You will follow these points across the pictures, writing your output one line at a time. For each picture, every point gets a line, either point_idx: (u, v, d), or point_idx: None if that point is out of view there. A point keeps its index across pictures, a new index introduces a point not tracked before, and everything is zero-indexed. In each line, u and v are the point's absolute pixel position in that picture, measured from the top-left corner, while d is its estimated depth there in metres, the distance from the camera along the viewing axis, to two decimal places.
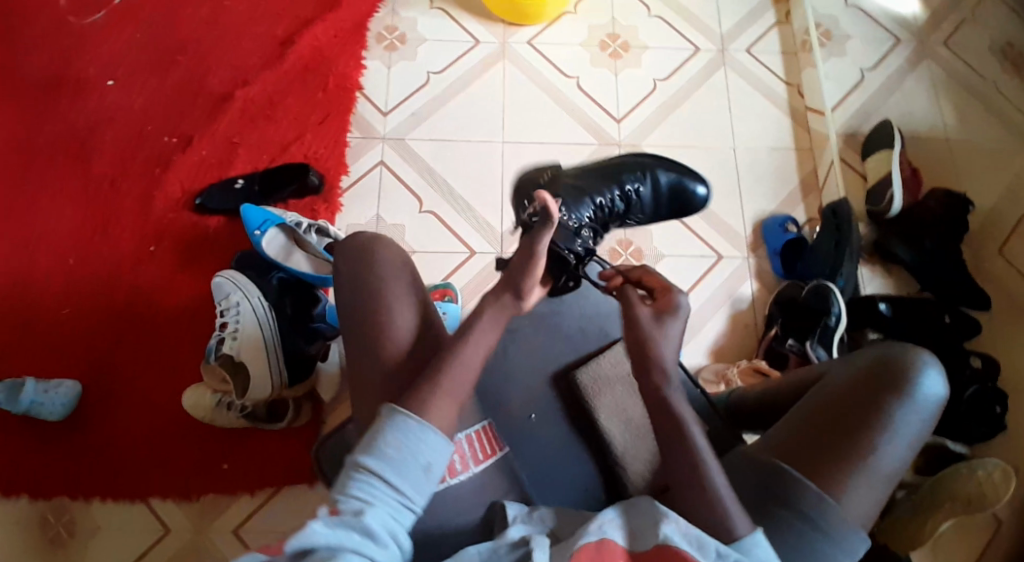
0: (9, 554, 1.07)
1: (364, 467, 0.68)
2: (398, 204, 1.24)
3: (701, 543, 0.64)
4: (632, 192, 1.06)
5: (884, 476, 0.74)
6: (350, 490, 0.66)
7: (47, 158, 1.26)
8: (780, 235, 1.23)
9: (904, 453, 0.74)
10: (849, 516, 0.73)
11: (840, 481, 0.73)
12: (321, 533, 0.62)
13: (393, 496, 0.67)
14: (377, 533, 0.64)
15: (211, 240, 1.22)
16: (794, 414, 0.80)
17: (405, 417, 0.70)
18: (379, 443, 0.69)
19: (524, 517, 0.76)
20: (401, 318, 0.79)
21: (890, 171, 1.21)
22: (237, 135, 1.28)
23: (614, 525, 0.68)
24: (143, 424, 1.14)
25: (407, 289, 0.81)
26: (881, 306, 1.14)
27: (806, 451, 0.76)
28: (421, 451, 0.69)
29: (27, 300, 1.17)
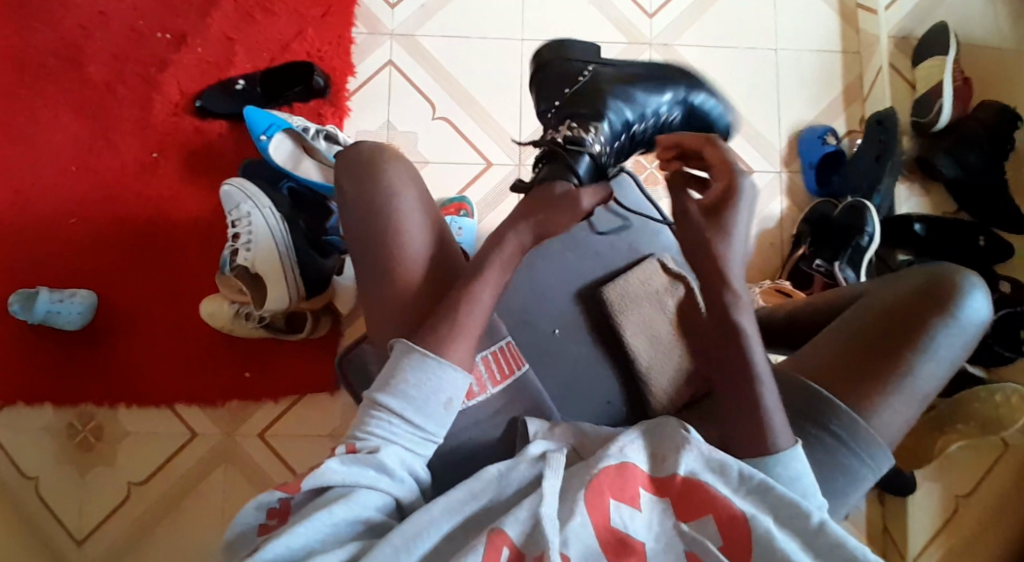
0: (42, 458, 1.11)
1: (384, 404, 0.67)
2: (410, 110, 1.16)
3: (721, 468, 0.65)
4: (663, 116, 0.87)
5: (920, 395, 0.80)
6: (370, 427, 0.66)
7: (33, 53, 1.16)
8: (819, 147, 1.15)
9: (940, 374, 0.80)
10: (880, 432, 0.79)
11: (876, 401, 0.79)
12: (336, 471, 0.63)
13: (414, 432, 0.67)
14: (392, 469, 0.65)
15: (215, 147, 1.15)
16: (832, 336, 0.84)
17: (417, 354, 0.68)
18: (398, 380, 0.67)
19: (545, 433, 0.76)
20: (415, 246, 0.75)
21: (941, 79, 1.11)
22: (234, 30, 1.17)
23: (635, 448, 0.67)
24: (160, 336, 1.13)
25: (425, 220, 0.77)
26: (916, 226, 1.10)
27: (844, 371, 0.80)
28: (442, 387, 0.68)
29: (30, 209, 1.13)
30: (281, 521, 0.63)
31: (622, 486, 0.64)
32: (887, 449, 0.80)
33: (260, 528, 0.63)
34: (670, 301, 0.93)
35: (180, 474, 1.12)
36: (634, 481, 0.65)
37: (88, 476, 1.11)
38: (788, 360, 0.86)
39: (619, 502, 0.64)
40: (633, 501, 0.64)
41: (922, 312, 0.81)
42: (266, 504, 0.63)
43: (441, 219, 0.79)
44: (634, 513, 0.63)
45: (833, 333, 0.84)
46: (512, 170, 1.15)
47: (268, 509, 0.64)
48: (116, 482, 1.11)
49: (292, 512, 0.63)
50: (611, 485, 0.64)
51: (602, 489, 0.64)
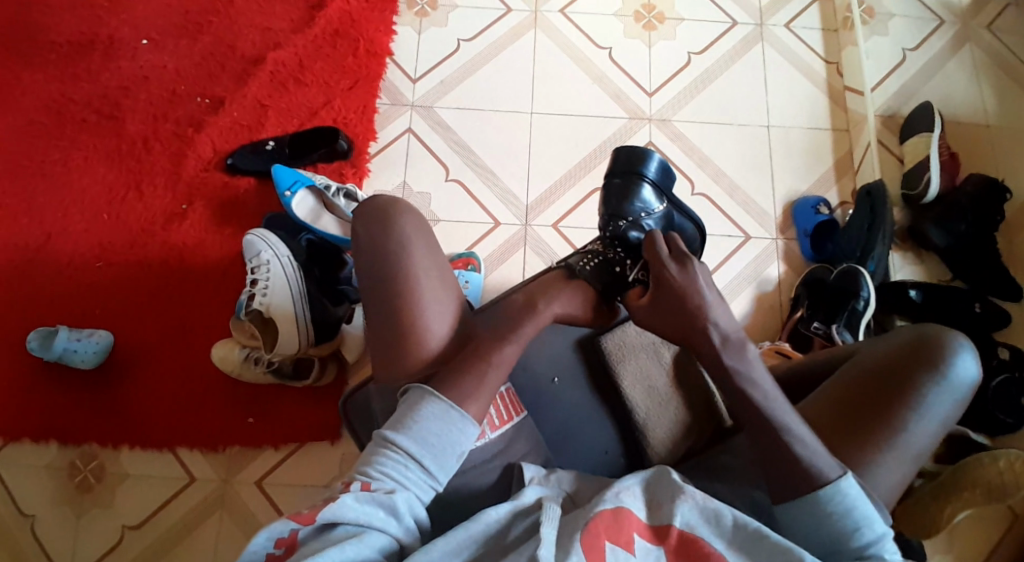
0: (41, 496, 1.11)
1: (400, 447, 0.70)
2: (425, 172, 1.24)
3: (717, 518, 0.69)
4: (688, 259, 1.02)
5: (914, 451, 0.80)
6: (384, 469, 0.69)
7: (83, 115, 1.27)
8: (812, 216, 1.21)
9: (933, 430, 0.80)
10: (875, 490, 0.78)
11: (871, 457, 0.78)
12: (351, 508, 0.64)
13: (425, 480, 0.70)
14: (403, 514, 0.66)
15: (240, 201, 1.23)
16: (825, 395, 0.84)
17: (442, 406, 0.72)
18: (417, 427, 0.71)
19: (541, 479, 0.77)
20: (428, 295, 0.79)
21: (928, 154, 1.18)
22: (268, 98, 1.28)
23: (629, 494, 0.71)
24: (170, 378, 1.16)
25: (437, 279, 0.81)
26: (912, 293, 1.13)
27: (837, 429, 0.81)
28: (457, 440, 0.72)
29: (61, 253, 1.20)
30: (285, 554, 0.61)
31: (618, 530, 0.67)
32: (885, 507, 0.79)
33: (266, 557, 0.61)
34: (666, 354, 0.93)
35: (174, 519, 1.11)
36: (628, 525, 0.68)
37: (83, 519, 1.10)
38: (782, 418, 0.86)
39: (615, 546, 0.66)
40: (628, 545, 0.66)
41: (913, 369, 0.81)
42: (277, 533, 0.61)
43: (449, 278, 0.83)
44: (629, 556, 0.66)
45: (826, 392, 0.84)
46: (518, 229, 1.21)
47: (278, 538, 0.62)
48: (110, 525, 1.10)
49: (299, 546, 0.61)
50: (606, 529, 0.67)
51: (598, 533, 0.66)
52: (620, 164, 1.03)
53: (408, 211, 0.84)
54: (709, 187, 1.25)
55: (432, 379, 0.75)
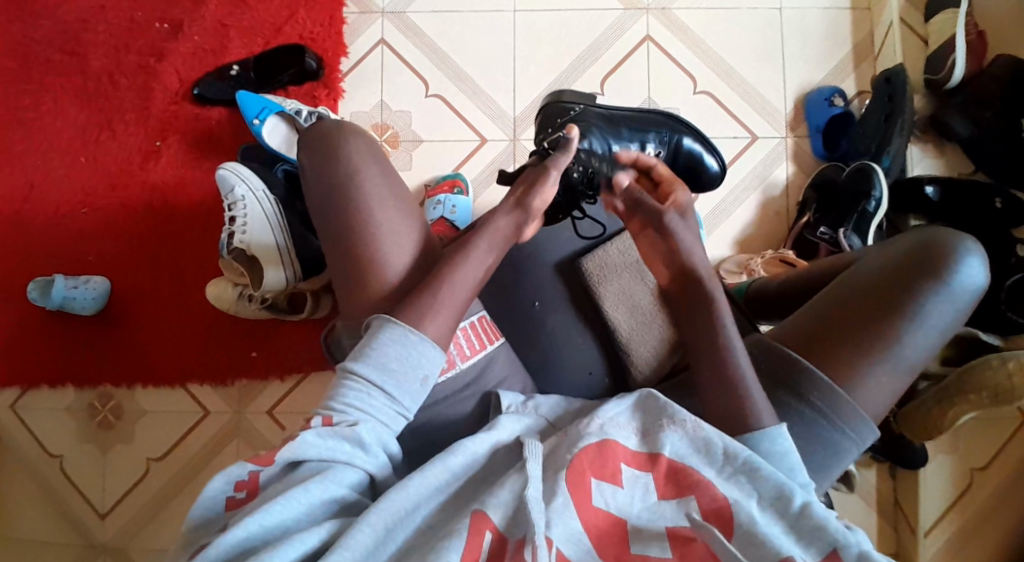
0: (68, 435, 1.16)
1: (360, 375, 0.69)
2: (404, 89, 1.16)
3: (707, 447, 0.69)
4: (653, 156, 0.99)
5: (909, 362, 0.76)
6: (347, 400, 0.69)
7: (42, 50, 1.20)
8: (825, 109, 1.12)
9: (930, 340, 0.76)
10: (863, 405, 0.76)
11: (858, 369, 0.76)
12: (313, 446, 0.65)
13: (389, 405, 0.69)
14: (369, 445, 0.67)
15: (216, 134, 1.17)
16: (818, 304, 0.81)
17: (400, 330, 0.71)
18: (375, 352, 0.70)
19: (518, 406, 0.77)
20: (385, 229, 0.76)
21: (954, 33, 1.05)
22: (230, 18, 1.19)
23: (615, 425, 0.71)
24: (172, 319, 1.17)
25: (390, 202, 0.77)
26: (928, 189, 1.06)
27: (827, 341, 0.78)
28: (419, 362, 0.71)
29: (45, 199, 1.18)
30: (250, 494, 0.64)
31: (603, 463, 0.68)
32: (873, 423, 0.78)
33: (229, 501, 0.64)
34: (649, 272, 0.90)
35: (192, 453, 1.16)
36: (614, 457, 0.68)
37: (106, 455, 1.16)
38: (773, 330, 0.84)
39: (601, 481, 0.67)
40: (614, 477, 0.67)
41: (912, 279, 0.77)
42: (236, 477, 0.65)
43: (410, 202, 0.79)
44: (617, 489, 0.67)
45: (819, 301, 0.81)
46: (507, 145, 1.14)
47: (238, 482, 0.65)
48: (135, 458, 1.16)
49: (262, 489, 0.65)
50: (590, 465, 0.67)
51: (584, 469, 0.67)
52: (548, 117, 0.98)
53: (361, 138, 0.80)
54: (712, 84, 1.15)
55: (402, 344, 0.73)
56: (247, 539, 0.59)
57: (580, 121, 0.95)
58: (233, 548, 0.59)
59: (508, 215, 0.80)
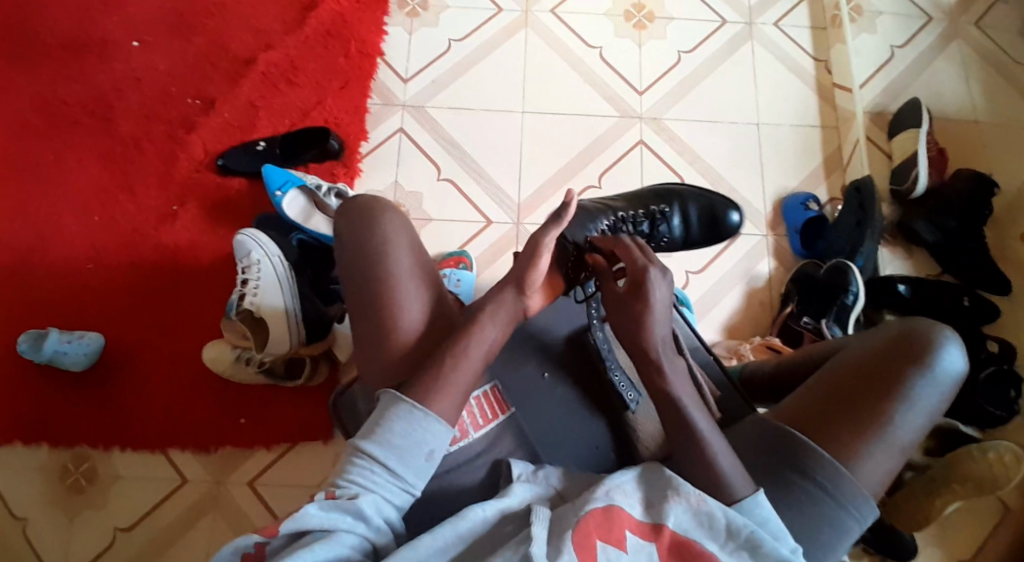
0: (34, 497, 1.10)
1: (365, 452, 0.69)
2: (417, 172, 1.25)
3: (710, 519, 0.67)
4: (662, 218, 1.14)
5: (902, 444, 0.78)
6: (350, 475, 0.68)
7: (74, 115, 1.27)
8: (802, 212, 1.22)
9: (920, 423, 0.78)
10: (864, 485, 0.76)
11: (856, 449, 0.77)
12: (315, 515, 0.64)
13: (393, 482, 0.69)
14: (371, 517, 0.66)
15: (232, 202, 1.23)
16: (815, 387, 0.82)
17: (405, 407, 0.71)
18: (382, 429, 0.70)
19: (529, 476, 0.76)
20: (411, 306, 0.79)
21: (916, 149, 1.19)
22: (259, 100, 1.28)
23: (621, 492, 0.69)
24: (162, 379, 1.15)
25: (417, 272, 0.81)
26: (900, 287, 1.14)
27: (826, 423, 0.79)
28: (424, 439, 0.71)
29: (52, 253, 1.19)
30: None
31: (609, 527, 0.65)
32: (872, 499, 0.77)
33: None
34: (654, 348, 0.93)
35: (165, 522, 1.10)
36: (620, 523, 0.66)
37: (71, 520, 1.10)
38: (771, 411, 0.84)
39: (607, 544, 0.64)
40: (620, 542, 0.64)
41: (899, 364, 0.80)
42: (242, 548, 0.65)
43: (433, 273, 0.83)
44: (621, 554, 0.64)
45: (815, 384, 0.83)
46: (510, 228, 1.21)
47: (244, 553, 0.65)
48: (101, 527, 1.09)
49: (267, 558, 0.64)
50: (597, 528, 0.65)
51: (590, 531, 0.64)
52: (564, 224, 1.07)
53: (394, 213, 0.85)
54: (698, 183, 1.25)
55: (414, 378, 0.73)
56: None
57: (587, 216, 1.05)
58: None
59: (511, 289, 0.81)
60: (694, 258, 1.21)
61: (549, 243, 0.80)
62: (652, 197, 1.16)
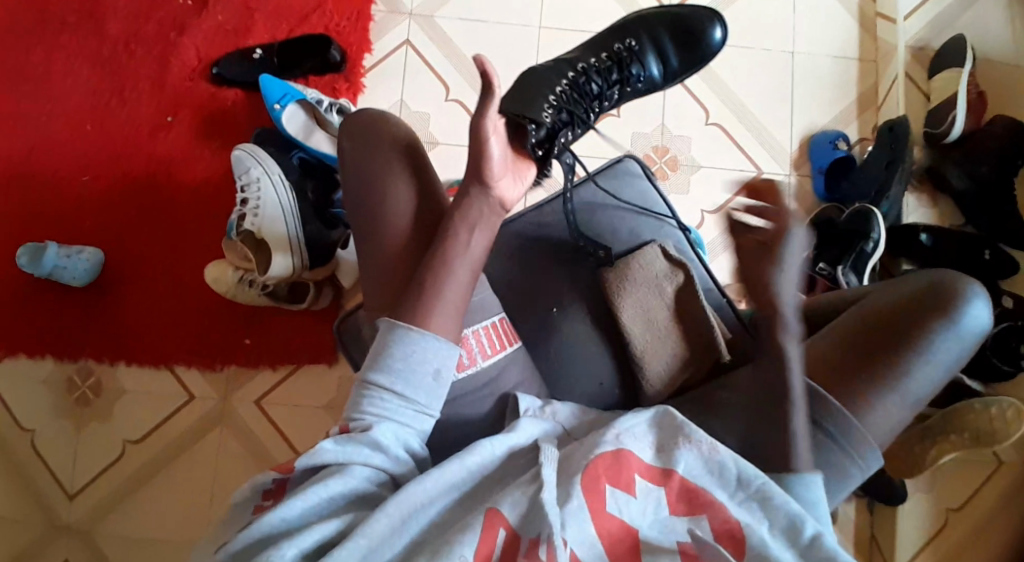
0: (43, 409, 1.12)
1: (374, 383, 0.69)
2: (424, 90, 1.18)
3: (721, 469, 0.66)
4: (628, 61, 0.95)
5: (915, 397, 0.77)
6: (363, 407, 0.68)
7: (58, 11, 1.18)
8: (829, 152, 1.16)
9: (937, 377, 0.77)
10: (874, 435, 0.76)
11: (870, 400, 0.76)
12: (330, 450, 0.65)
13: (405, 406, 0.68)
14: (387, 446, 0.66)
15: (231, 115, 1.16)
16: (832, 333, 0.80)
17: (403, 331, 0.70)
18: (383, 356, 0.69)
19: (536, 410, 0.75)
20: (400, 201, 0.78)
21: (957, 92, 1.11)
22: (256, 3, 1.19)
23: (631, 436, 0.68)
24: (164, 297, 1.14)
25: (414, 188, 0.79)
26: (921, 236, 1.10)
27: (841, 371, 0.77)
28: (426, 358, 0.70)
29: (45, 163, 1.15)
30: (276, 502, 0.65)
31: (618, 470, 0.65)
32: (878, 450, 0.77)
33: (255, 508, 0.65)
34: (668, 288, 0.88)
35: (173, 436, 1.12)
36: (629, 467, 0.66)
37: (80, 432, 1.12)
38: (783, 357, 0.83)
39: (615, 488, 0.64)
40: (628, 487, 0.64)
41: (922, 315, 0.77)
42: (262, 486, 0.65)
43: (435, 184, 0.81)
44: (629, 498, 0.64)
45: (830, 331, 0.81)
46: None
47: (264, 492, 0.66)
48: (111, 439, 1.12)
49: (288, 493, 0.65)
50: (606, 471, 0.65)
51: (598, 474, 0.65)
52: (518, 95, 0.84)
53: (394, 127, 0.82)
54: (723, 116, 1.19)
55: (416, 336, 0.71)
56: (269, 533, 0.60)
57: (535, 86, 0.85)
58: (251, 544, 0.59)
59: (480, 192, 0.77)
60: (711, 196, 1.17)
61: (493, 124, 0.74)
62: (611, 33, 0.97)
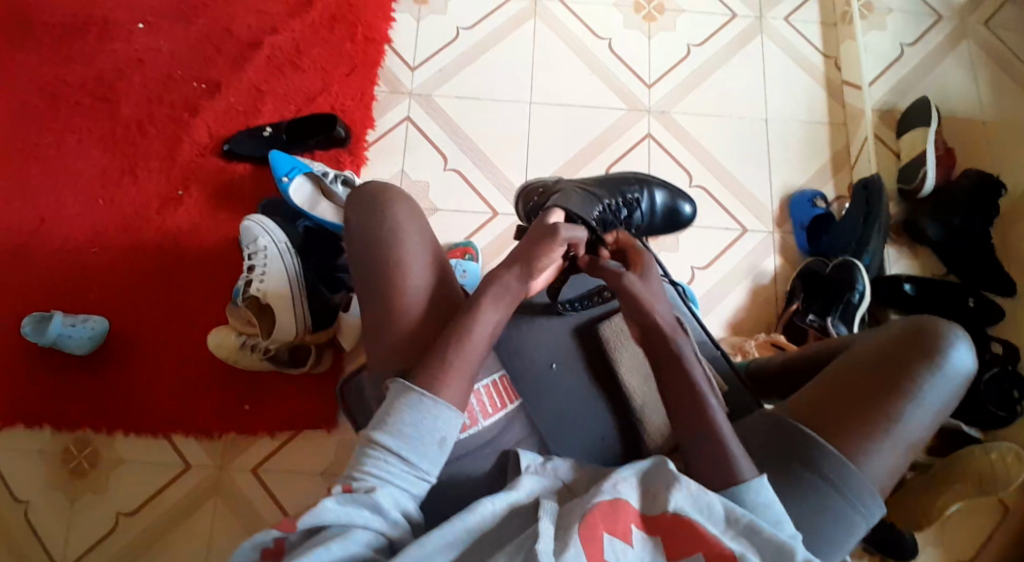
0: (37, 480, 1.11)
1: (380, 444, 0.69)
2: (423, 161, 1.24)
3: (709, 509, 0.65)
4: (633, 202, 1.07)
5: (910, 440, 0.76)
6: (366, 468, 0.68)
7: (79, 97, 1.26)
8: (808, 210, 1.22)
9: (928, 419, 0.76)
10: (873, 480, 0.75)
11: (866, 445, 0.74)
12: (332, 510, 0.64)
13: (408, 471, 0.69)
14: (387, 510, 0.66)
15: (239, 188, 1.22)
16: (821, 380, 0.80)
17: (415, 395, 0.71)
18: (394, 420, 0.70)
19: (537, 467, 0.74)
20: (415, 261, 0.80)
21: (925, 148, 1.18)
22: (265, 86, 1.27)
23: (628, 485, 0.67)
24: (166, 364, 1.15)
25: (428, 251, 0.81)
26: (906, 286, 1.14)
27: (835, 416, 0.76)
28: (435, 426, 0.71)
29: (56, 236, 1.19)
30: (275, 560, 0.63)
31: (614, 519, 0.64)
32: (879, 496, 0.76)
33: None
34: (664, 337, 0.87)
35: (169, 506, 1.10)
36: (625, 517, 0.65)
37: (73, 504, 1.10)
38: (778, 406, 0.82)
39: (613, 536, 0.63)
40: (625, 535, 0.63)
41: (907, 358, 0.77)
42: (261, 544, 0.63)
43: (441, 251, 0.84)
44: (627, 548, 0.63)
45: (820, 379, 0.80)
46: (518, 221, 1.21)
47: (261, 549, 0.64)
48: (105, 511, 1.10)
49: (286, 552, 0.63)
50: (603, 520, 0.63)
51: (596, 523, 0.63)
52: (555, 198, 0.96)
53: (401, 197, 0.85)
54: (706, 179, 1.25)
55: (419, 371, 0.73)
56: None
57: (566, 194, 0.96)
58: None
59: (514, 273, 0.79)
60: (700, 254, 1.21)
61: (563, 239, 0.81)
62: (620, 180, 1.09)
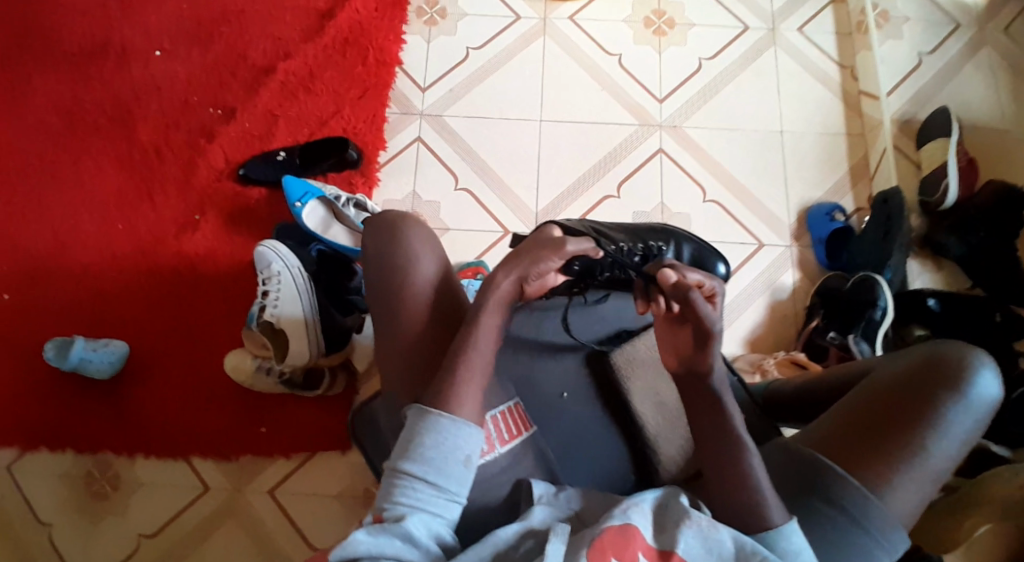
0: (61, 503, 1.13)
1: (407, 471, 0.69)
2: (434, 181, 1.25)
3: (718, 546, 0.64)
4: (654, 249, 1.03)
5: (933, 472, 0.73)
6: (396, 497, 0.69)
7: (99, 125, 1.29)
8: (826, 223, 1.20)
9: (953, 450, 0.73)
10: (895, 513, 0.72)
11: (887, 477, 0.72)
12: (363, 543, 0.65)
13: (438, 495, 0.69)
14: (418, 539, 0.66)
15: (254, 212, 1.24)
16: (840, 409, 0.78)
17: (435, 418, 0.70)
18: (417, 445, 0.70)
19: (549, 497, 0.72)
20: (424, 278, 0.80)
21: (945, 160, 1.16)
22: (279, 110, 1.29)
23: (640, 511, 0.66)
24: (184, 387, 1.17)
25: (437, 265, 0.81)
26: (930, 302, 1.10)
27: (853, 447, 0.74)
28: (457, 446, 0.70)
29: (78, 262, 1.22)
30: None
31: (624, 544, 0.62)
32: (903, 529, 0.72)
33: None
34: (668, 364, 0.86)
35: (188, 529, 1.11)
36: (635, 544, 0.62)
37: (96, 526, 1.12)
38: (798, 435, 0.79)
39: None
40: None
41: (929, 387, 0.74)
42: None
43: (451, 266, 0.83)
44: None
45: (838, 409, 0.78)
46: None
47: None
48: (126, 533, 1.11)
49: None
50: (612, 545, 0.61)
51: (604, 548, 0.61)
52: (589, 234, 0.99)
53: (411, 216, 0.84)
54: (720, 193, 1.23)
55: (424, 399, 0.72)
56: None
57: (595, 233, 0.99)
58: None
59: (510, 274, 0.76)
60: None
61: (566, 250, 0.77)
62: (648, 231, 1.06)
